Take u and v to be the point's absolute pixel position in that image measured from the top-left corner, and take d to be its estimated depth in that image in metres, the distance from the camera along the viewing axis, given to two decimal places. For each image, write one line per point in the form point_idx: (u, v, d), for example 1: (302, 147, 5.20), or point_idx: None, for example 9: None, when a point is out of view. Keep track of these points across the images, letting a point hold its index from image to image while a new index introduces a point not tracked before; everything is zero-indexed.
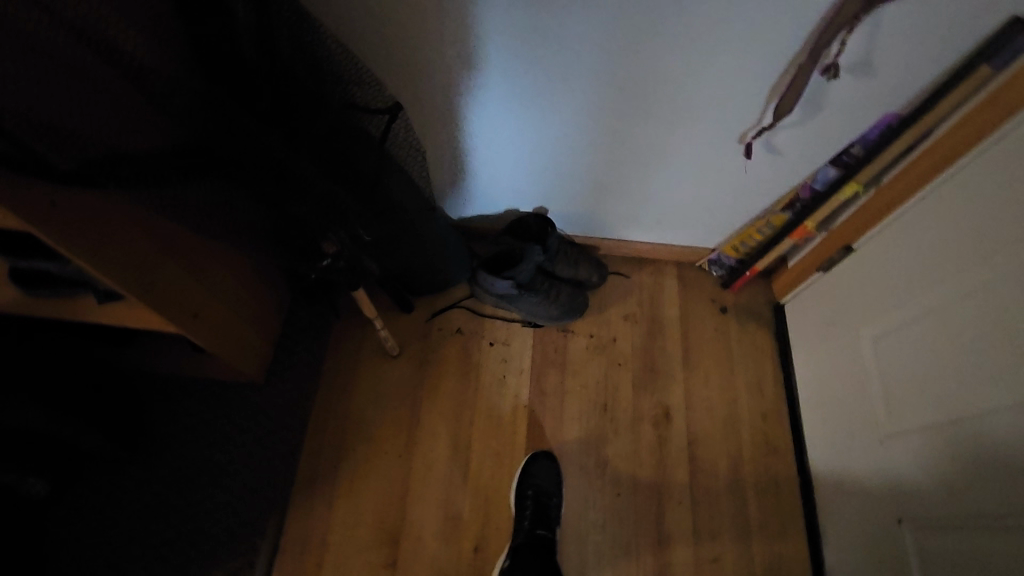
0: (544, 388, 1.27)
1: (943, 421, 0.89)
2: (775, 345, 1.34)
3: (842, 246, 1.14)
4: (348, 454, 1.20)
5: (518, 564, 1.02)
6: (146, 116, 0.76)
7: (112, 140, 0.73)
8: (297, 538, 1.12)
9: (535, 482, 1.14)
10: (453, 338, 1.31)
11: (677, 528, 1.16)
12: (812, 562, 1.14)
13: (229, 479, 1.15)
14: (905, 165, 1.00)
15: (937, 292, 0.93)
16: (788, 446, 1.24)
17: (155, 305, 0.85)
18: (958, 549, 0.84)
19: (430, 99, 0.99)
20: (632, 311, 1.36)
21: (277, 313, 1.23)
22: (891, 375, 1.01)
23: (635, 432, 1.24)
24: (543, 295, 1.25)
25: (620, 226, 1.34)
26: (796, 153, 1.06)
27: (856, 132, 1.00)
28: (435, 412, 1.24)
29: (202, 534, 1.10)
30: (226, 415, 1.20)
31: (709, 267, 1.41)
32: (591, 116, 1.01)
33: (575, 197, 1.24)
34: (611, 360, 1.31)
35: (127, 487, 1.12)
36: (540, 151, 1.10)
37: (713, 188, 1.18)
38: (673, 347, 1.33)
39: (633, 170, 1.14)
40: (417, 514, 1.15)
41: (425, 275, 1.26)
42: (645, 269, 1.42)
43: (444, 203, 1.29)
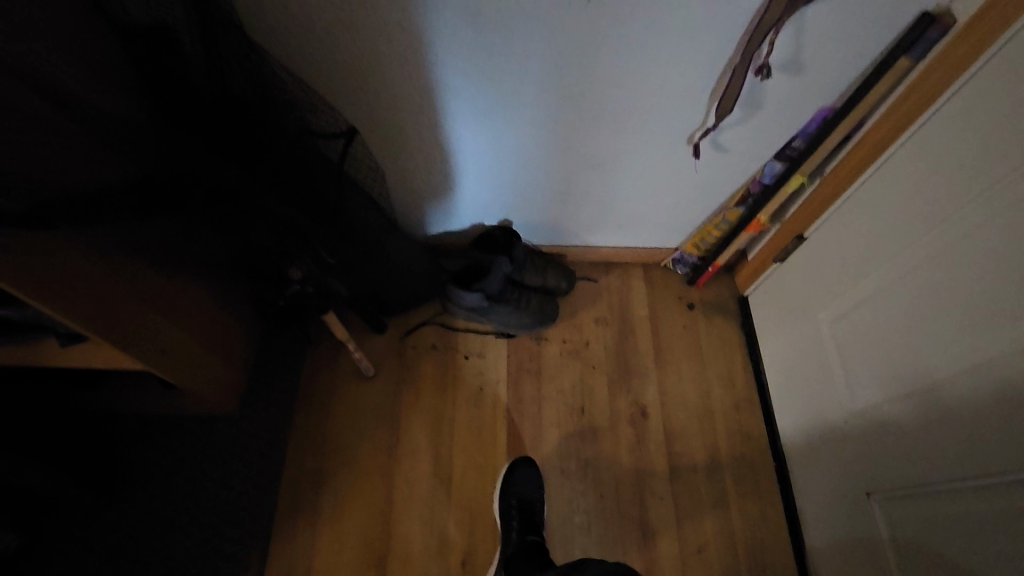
0: (522, 396, 1.29)
1: (901, 395, 0.93)
2: (742, 336, 1.38)
3: (795, 236, 1.19)
4: (330, 479, 1.19)
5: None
6: (97, 154, 0.76)
7: (66, 179, 0.73)
8: (282, 569, 1.11)
9: (517, 490, 1.11)
10: (428, 354, 1.32)
11: (660, 523, 1.18)
12: (793, 544, 1.17)
13: (208, 516, 1.13)
14: (844, 155, 1.06)
15: (884, 273, 0.98)
16: (762, 433, 1.27)
17: (121, 343, 0.84)
18: (923, 515, 0.88)
19: (387, 121, 1.01)
20: (602, 314, 1.39)
21: (248, 344, 1.22)
22: (850, 356, 1.05)
23: (614, 433, 1.26)
24: (514, 304, 1.28)
25: (584, 232, 1.37)
26: (742, 150, 1.11)
27: (796, 126, 1.06)
28: (415, 429, 1.24)
29: (183, 573, 1.08)
30: (202, 450, 1.18)
31: (673, 266, 1.45)
32: (546, 127, 1.04)
33: (538, 207, 1.27)
34: (586, 363, 1.33)
35: (101, 532, 1.10)
36: (499, 165, 1.13)
37: (669, 190, 1.22)
38: (645, 345, 1.36)
39: (591, 177, 1.18)
40: (403, 533, 1.15)
41: (394, 294, 1.27)
42: (612, 272, 1.45)
43: (408, 222, 1.30)
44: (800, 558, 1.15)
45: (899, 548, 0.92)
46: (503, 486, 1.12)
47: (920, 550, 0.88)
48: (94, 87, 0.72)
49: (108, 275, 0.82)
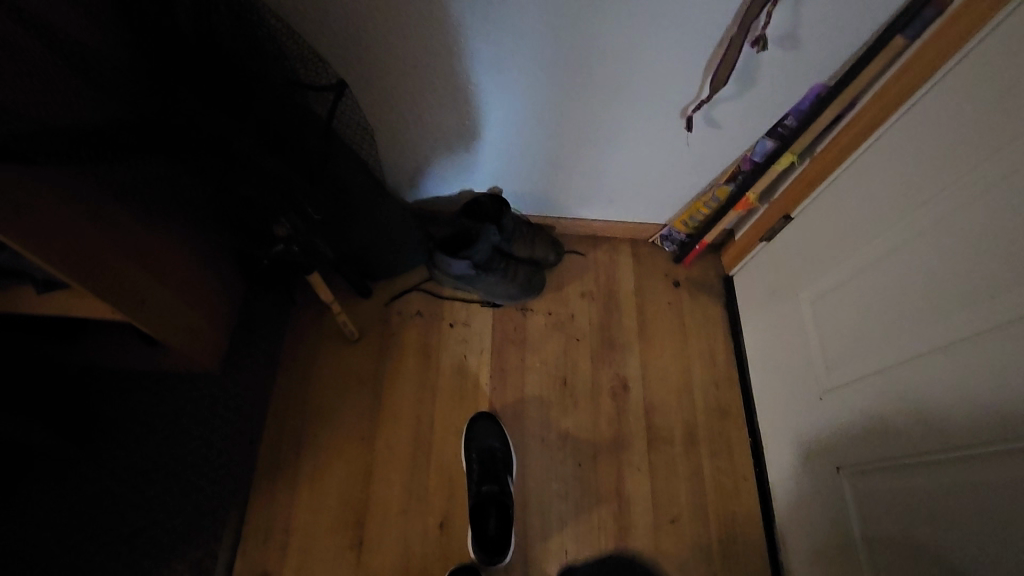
0: (505, 365, 1.30)
1: (876, 372, 0.95)
2: (725, 315, 1.40)
3: (782, 216, 1.20)
4: (310, 440, 1.19)
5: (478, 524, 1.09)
6: (78, 90, 0.75)
7: (45, 115, 0.72)
8: (260, 525, 1.12)
9: (477, 444, 1.17)
10: (413, 321, 1.32)
11: (636, 492, 1.20)
12: (763, 516, 1.20)
13: (187, 472, 1.13)
14: (834, 135, 1.06)
15: (866, 253, 0.99)
16: (740, 410, 1.29)
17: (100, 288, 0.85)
18: (888, 488, 0.91)
19: (377, 79, 0.99)
20: (588, 288, 1.40)
21: (230, 304, 1.21)
22: (828, 333, 1.07)
23: (594, 404, 1.27)
24: (500, 274, 1.28)
25: (574, 204, 1.37)
26: (734, 126, 1.11)
27: (788, 103, 1.06)
28: (397, 395, 1.25)
29: (161, 527, 1.08)
30: (183, 407, 1.17)
31: (661, 243, 1.45)
32: (538, 95, 1.02)
33: (528, 177, 1.26)
34: (570, 335, 1.34)
35: (78, 486, 1.09)
36: (493, 131, 1.12)
37: (659, 165, 1.22)
38: (629, 320, 1.37)
39: (583, 149, 1.17)
40: (382, 495, 1.16)
41: (381, 258, 1.26)
42: (600, 246, 1.45)
43: (397, 186, 1.29)
44: (769, 530, 1.18)
45: (864, 521, 0.95)
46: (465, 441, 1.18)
47: (883, 523, 0.91)
48: (70, 18, 0.72)
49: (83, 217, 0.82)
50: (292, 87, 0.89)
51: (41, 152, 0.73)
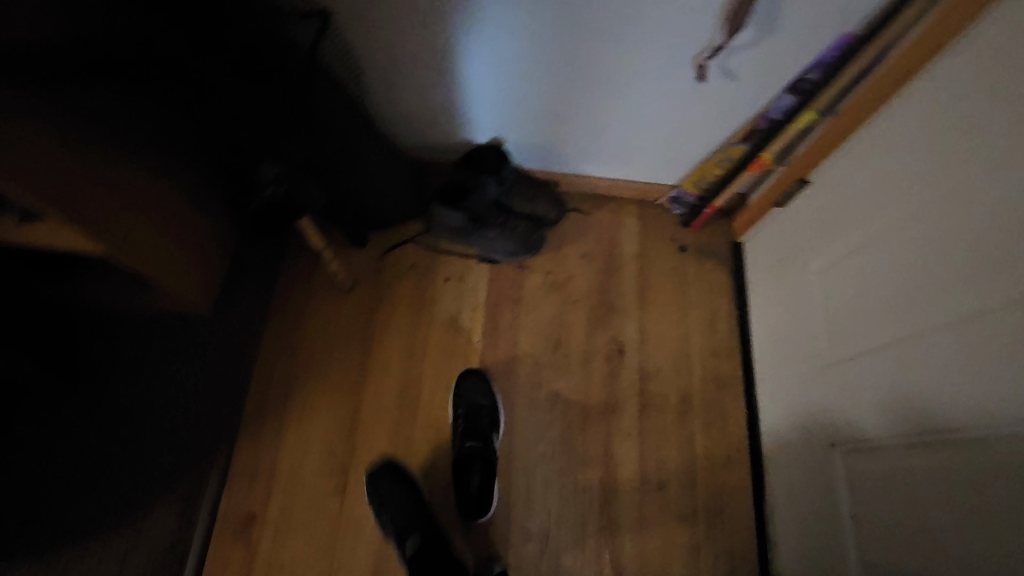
0: (499, 323, 1.27)
1: (880, 347, 0.90)
2: (731, 283, 1.34)
3: (797, 179, 1.13)
4: (297, 387, 1.19)
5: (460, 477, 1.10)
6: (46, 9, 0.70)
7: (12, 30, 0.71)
8: (246, 467, 1.13)
9: (465, 399, 1.16)
10: (407, 274, 1.29)
11: (624, 458, 1.18)
12: (753, 489, 1.17)
13: (178, 413, 1.14)
14: (859, 91, 0.98)
15: (881, 220, 0.92)
16: (738, 380, 1.25)
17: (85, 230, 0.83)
18: (881, 469, 0.87)
19: (369, 15, 0.93)
20: (590, 249, 1.35)
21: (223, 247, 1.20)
22: (834, 305, 1.01)
23: (588, 367, 1.24)
24: (498, 228, 1.24)
25: (580, 160, 1.31)
26: (751, 78, 1.03)
27: (812, 55, 0.98)
28: (388, 347, 1.23)
29: (150, 464, 1.10)
30: (174, 349, 1.18)
31: (670, 205, 1.39)
32: (539, 37, 0.96)
33: (532, 128, 1.21)
34: (567, 296, 1.30)
35: (73, 419, 1.11)
36: (494, 76, 1.06)
37: (671, 119, 1.15)
38: (630, 284, 1.32)
39: (590, 99, 1.11)
40: (368, 445, 1.15)
41: (375, 209, 1.22)
42: (605, 207, 1.40)
43: (396, 130, 1.25)
44: (759, 504, 1.16)
45: (855, 500, 0.91)
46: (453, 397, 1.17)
47: (875, 502, 0.87)
48: None
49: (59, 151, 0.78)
50: (273, 15, 0.87)
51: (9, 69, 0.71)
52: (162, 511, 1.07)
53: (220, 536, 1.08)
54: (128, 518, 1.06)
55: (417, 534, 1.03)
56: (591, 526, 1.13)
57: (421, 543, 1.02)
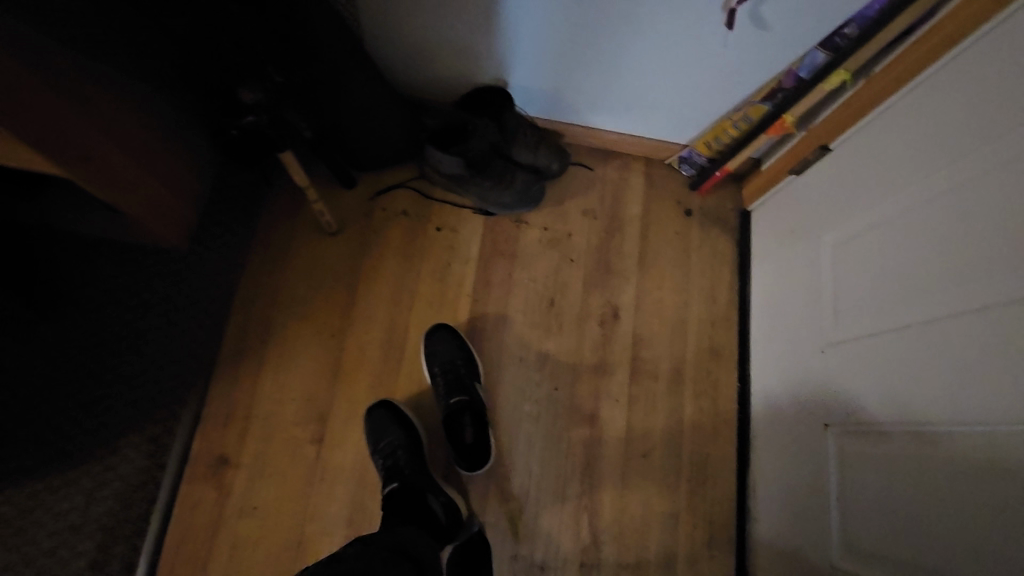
0: (491, 278, 1.21)
1: (886, 330, 0.86)
2: (735, 252, 1.29)
3: (818, 145, 1.06)
4: (276, 329, 1.14)
5: (452, 433, 1.06)
6: None
7: None
8: (220, 410, 1.09)
9: (439, 357, 1.11)
10: (398, 220, 1.22)
11: (611, 424, 1.15)
12: (737, 462, 1.15)
13: (151, 350, 1.09)
14: (900, 51, 0.90)
15: (906, 195, 0.86)
16: (733, 352, 1.22)
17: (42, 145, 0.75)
18: (873, 453, 0.84)
19: None
20: (592, 206, 1.28)
21: (201, 177, 1.12)
22: (844, 281, 0.97)
23: (580, 329, 1.20)
24: (495, 178, 1.16)
25: (587, 109, 1.22)
26: (783, 30, 0.94)
27: (854, 7, 0.89)
28: (373, 295, 1.18)
29: (118, 399, 1.05)
30: (146, 281, 1.11)
31: (679, 165, 1.31)
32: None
33: (539, 70, 1.11)
34: (564, 255, 1.24)
35: (37, 349, 1.06)
36: (503, 8, 0.96)
37: (689, 70, 1.06)
38: (630, 246, 1.26)
39: (604, 41, 1.01)
40: (347, 395, 1.12)
41: (367, 145, 1.14)
42: (611, 162, 1.32)
43: (391, 62, 1.15)
44: (741, 477, 1.14)
45: (843, 481, 0.90)
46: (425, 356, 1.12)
47: (865, 486, 0.85)
48: None
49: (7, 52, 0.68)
50: None
51: None
52: (131, 448, 1.04)
53: (192, 476, 1.05)
54: (96, 454, 1.03)
55: (397, 479, 0.97)
56: (572, 489, 1.12)
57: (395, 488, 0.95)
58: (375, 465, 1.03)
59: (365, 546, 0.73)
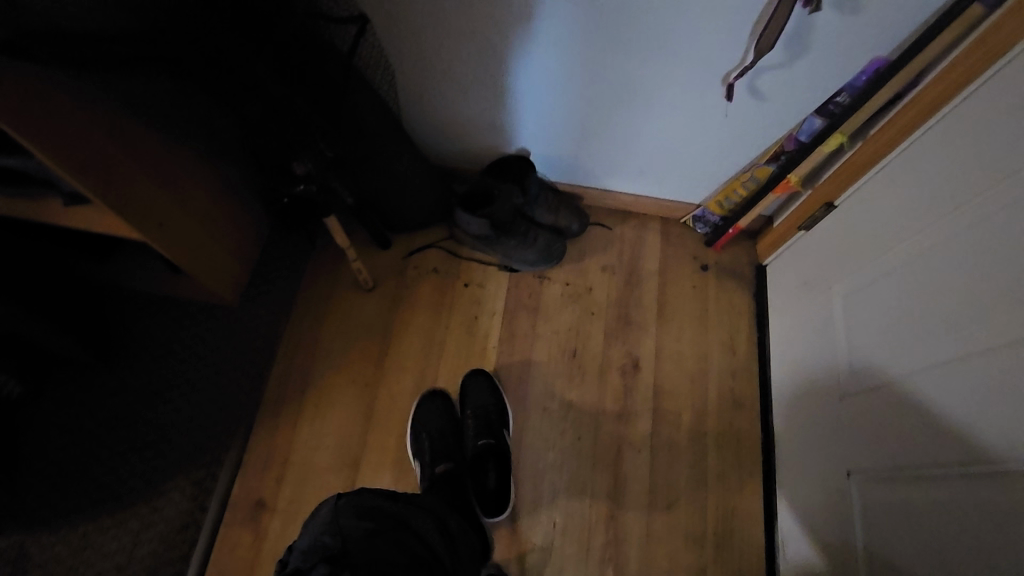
0: (515, 331, 1.28)
1: (902, 376, 0.88)
2: (752, 305, 1.32)
3: (824, 203, 1.12)
4: (314, 379, 1.22)
5: (475, 475, 1.11)
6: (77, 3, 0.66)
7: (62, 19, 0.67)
8: (260, 455, 1.15)
9: (472, 401, 1.17)
10: (429, 277, 1.31)
11: (634, 475, 1.17)
12: (764, 516, 1.14)
13: (201, 398, 1.17)
14: (891, 116, 0.98)
15: (909, 245, 0.90)
16: (755, 403, 1.23)
17: (118, 205, 0.86)
18: (895, 500, 0.84)
19: (408, 23, 0.98)
20: (611, 262, 1.35)
21: (255, 240, 1.24)
22: (857, 330, 0.99)
23: (601, 380, 1.24)
24: (519, 237, 1.25)
25: (604, 173, 1.32)
26: (780, 99, 1.03)
27: (843, 78, 0.98)
28: (405, 346, 1.25)
29: (168, 444, 1.13)
30: (199, 335, 1.22)
31: (693, 224, 1.38)
32: (563, 48, 0.99)
33: (558, 139, 1.22)
34: (585, 309, 1.30)
35: (100, 396, 1.15)
36: (512, 85, 1.09)
37: (696, 136, 1.15)
38: (649, 300, 1.32)
39: (615, 112, 1.12)
40: (379, 442, 1.17)
41: (402, 209, 1.25)
42: (628, 222, 1.40)
43: (425, 136, 1.28)
44: (769, 531, 1.13)
45: (868, 531, 0.89)
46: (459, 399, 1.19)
47: (890, 535, 0.84)
48: None
49: (90, 124, 0.81)
50: (314, 19, 0.84)
51: (49, 52, 0.69)
52: (176, 492, 1.10)
53: (230, 520, 1.10)
54: (143, 495, 1.09)
55: (447, 460, 1.10)
56: (596, 540, 1.12)
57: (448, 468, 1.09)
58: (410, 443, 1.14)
59: (415, 502, 0.79)
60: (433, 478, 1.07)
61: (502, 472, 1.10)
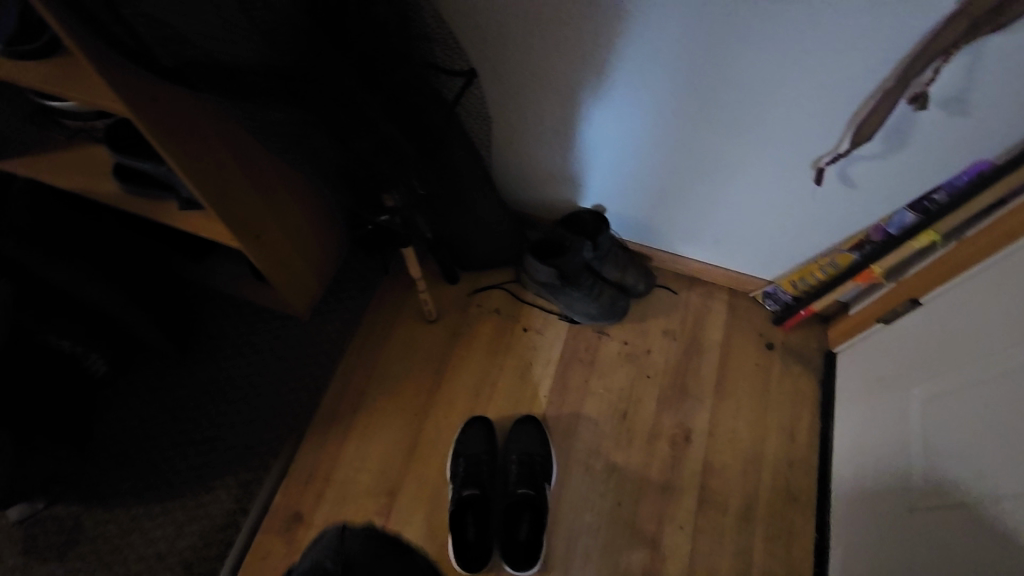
0: (567, 383, 1.27)
1: (983, 501, 0.80)
2: (818, 393, 1.27)
3: (908, 298, 1.07)
4: (366, 400, 1.25)
5: (506, 523, 1.08)
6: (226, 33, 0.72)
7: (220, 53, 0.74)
8: (305, 466, 1.18)
9: (519, 446, 1.15)
10: (490, 317, 1.34)
11: (673, 553, 1.11)
12: None
13: (259, 402, 1.22)
14: (992, 220, 0.94)
15: (999, 358, 0.84)
16: (811, 497, 1.16)
17: (223, 209, 0.93)
18: None
19: (511, 80, 1.05)
20: (672, 327, 1.33)
21: (333, 259, 1.31)
22: (933, 439, 0.93)
23: (650, 446, 1.21)
24: (583, 291, 1.27)
25: (675, 239, 1.32)
26: (872, 190, 1.02)
27: (942, 176, 0.96)
28: (457, 382, 1.27)
29: (223, 443, 1.18)
30: (268, 342, 1.28)
31: (763, 300, 1.35)
32: (642, 110, 1.02)
33: (637, 202, 1.25)
34: (640, 370, 1.28)
35: (170, 387, 1.23)
36: (581, 141, 1.13)
37: (778, 216, 1.15)
38: (708, 371, 1.29)
39: (695, 181, 1.14)
40: (419, 472, 1.18)
41: (475, 250, 1.30)
42: (695, 289, 1.39)
43: (505, 184, 1.34)
44: None
45: None
46: (506, 441, 1.18)
47: None
48: None
49: (221, 140, 0.90)
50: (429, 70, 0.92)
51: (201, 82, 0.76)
52: (222, 490, 1.14)
53: (267, 528, 1.12)
54: (193, 489, 1.14)
55: (475, 487, 1.10)
56: None
57: (474, 496, 1.08)
58: (450, 465, 1.15)
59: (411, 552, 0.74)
60: (458, 504, 1.07)
61: (535, 527, 1.07)
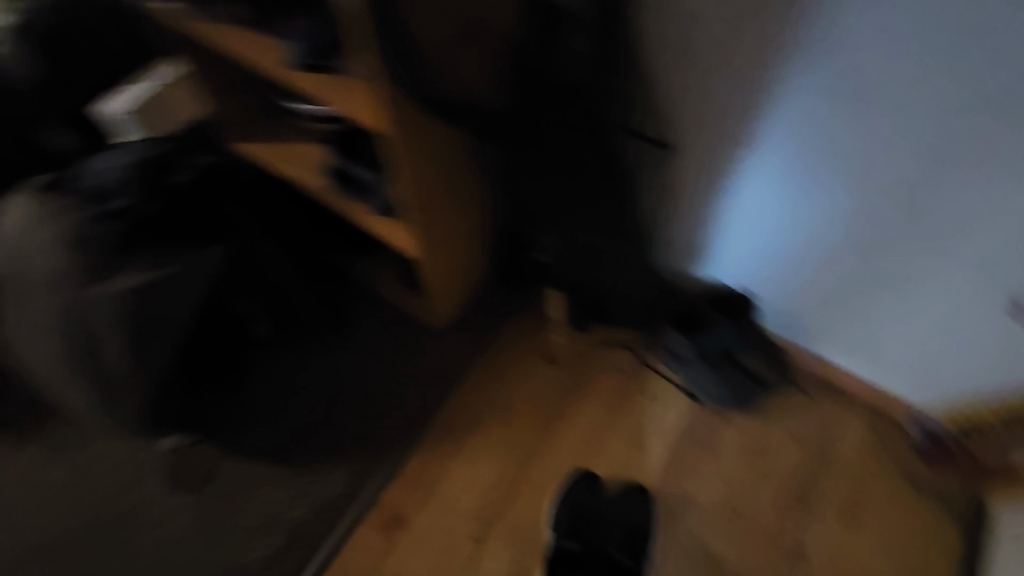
0: (680, 462, 1.24)
1: None
2: (961, 551, 1.15)
3: None
4: (479, 425, 1.29)
5: None
6: None
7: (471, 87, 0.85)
8: (412, 474, 1.23)
9: (623, 515, 1.12)
10: (612, 373, 1.34)
11: None
12: None
13: (384, 400, 1.30)
14: None
15: None
16: None
17: (414, 216, 1.04)
18: None
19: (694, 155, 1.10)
20: (802, 433, 1.26)
21: (477, 284, 1.38)
22: None
23: (757, 554, 1.14)
24: (715, 371, 1.25)
25: (824, 339, 1.26)
26: None
27: None
28: (569, 431, 1.28)
29: (346, 429, 1.27)
30: (403, 346, 1.37)
31: (912, 427, 1.24)
32: (801, 189, 1.05)
33: (795, 293, 1.22)
34: (760, 470, 1.22)
35: (311, 366, 1.33)
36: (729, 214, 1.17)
37: (955, 339, 1.08)
38: (835, 490, 1.20)
39: (868, 281, 1.10)
40: (517, 511, 1.19)
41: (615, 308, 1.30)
42: (833, 398, 1.30)
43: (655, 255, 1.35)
44: None
45: None
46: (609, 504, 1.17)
47: None
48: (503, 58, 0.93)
49: (440, 157, 1.01)
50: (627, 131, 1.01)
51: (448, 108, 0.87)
52: (337, 474, 1.22)
53: (369, 522, 1.18)
54: (313, 466, 1.22)
55: (574, 541, 1.11)
56: None
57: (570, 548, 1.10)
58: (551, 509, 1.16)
59: None
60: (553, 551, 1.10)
61: None
